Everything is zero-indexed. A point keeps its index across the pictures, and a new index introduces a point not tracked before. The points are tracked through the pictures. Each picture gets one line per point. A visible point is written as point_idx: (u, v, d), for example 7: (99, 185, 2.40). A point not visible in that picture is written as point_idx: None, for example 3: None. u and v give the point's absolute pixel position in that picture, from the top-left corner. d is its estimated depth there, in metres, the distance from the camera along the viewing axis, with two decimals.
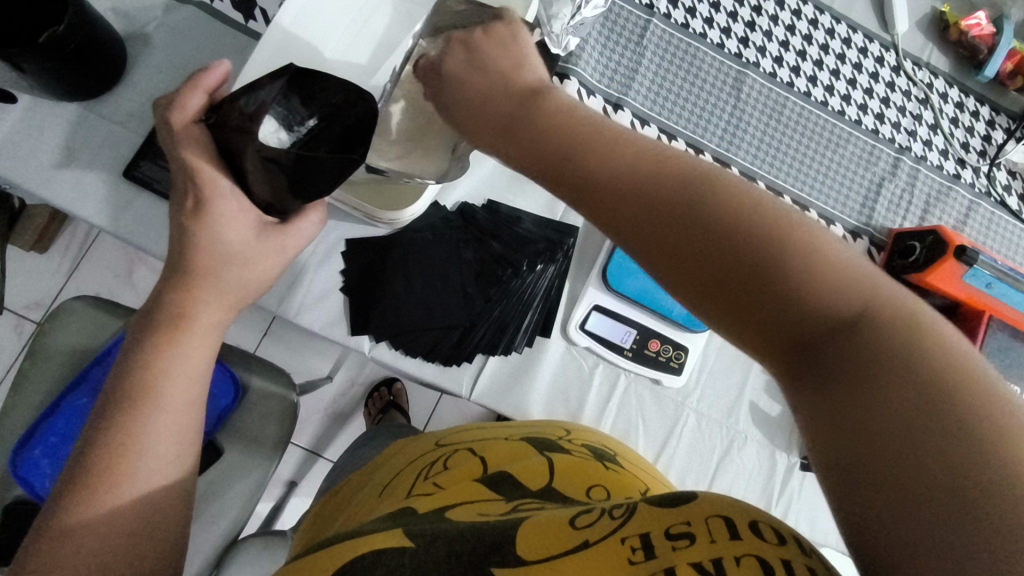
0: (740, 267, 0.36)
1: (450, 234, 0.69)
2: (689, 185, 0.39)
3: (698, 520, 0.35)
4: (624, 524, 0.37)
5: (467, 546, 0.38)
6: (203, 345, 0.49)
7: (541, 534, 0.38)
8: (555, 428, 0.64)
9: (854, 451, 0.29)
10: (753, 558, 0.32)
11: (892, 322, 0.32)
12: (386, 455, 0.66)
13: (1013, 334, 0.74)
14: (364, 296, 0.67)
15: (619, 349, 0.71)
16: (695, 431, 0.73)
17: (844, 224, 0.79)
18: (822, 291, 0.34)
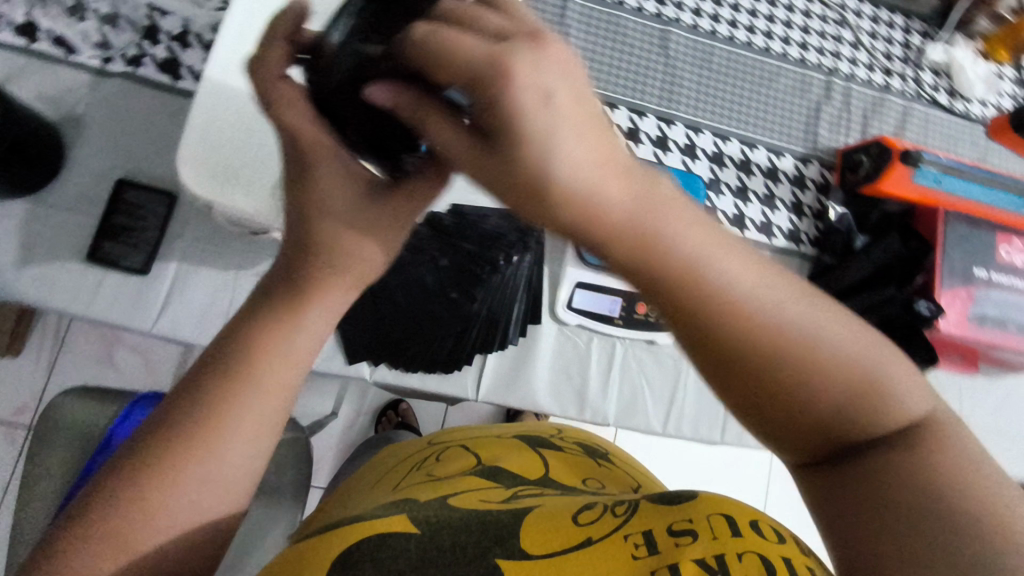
0: (792, 408, 0.34)
1: (422, 244, 0.69)
2: (759, 336, 0.34)
3: (700, 518, 0.38)
4: (627, 522, 0.40)
5: (473, 537, 0.40)
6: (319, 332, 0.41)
7: (545, 528, 0.40)
8: (548, 429, 0.66)
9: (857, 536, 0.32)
10: (753, 553, 0.35)
11: (916, 456, 0.33)
12: (385, 454, 0.68)
13: (969, 222, 0.77)
14: (353, 324, 0.68)
15: (609, 319, 0.73)
16: (699, 380, 0.75)
17: (793, 153, 0.83)
18: (874, 424, 0.34)
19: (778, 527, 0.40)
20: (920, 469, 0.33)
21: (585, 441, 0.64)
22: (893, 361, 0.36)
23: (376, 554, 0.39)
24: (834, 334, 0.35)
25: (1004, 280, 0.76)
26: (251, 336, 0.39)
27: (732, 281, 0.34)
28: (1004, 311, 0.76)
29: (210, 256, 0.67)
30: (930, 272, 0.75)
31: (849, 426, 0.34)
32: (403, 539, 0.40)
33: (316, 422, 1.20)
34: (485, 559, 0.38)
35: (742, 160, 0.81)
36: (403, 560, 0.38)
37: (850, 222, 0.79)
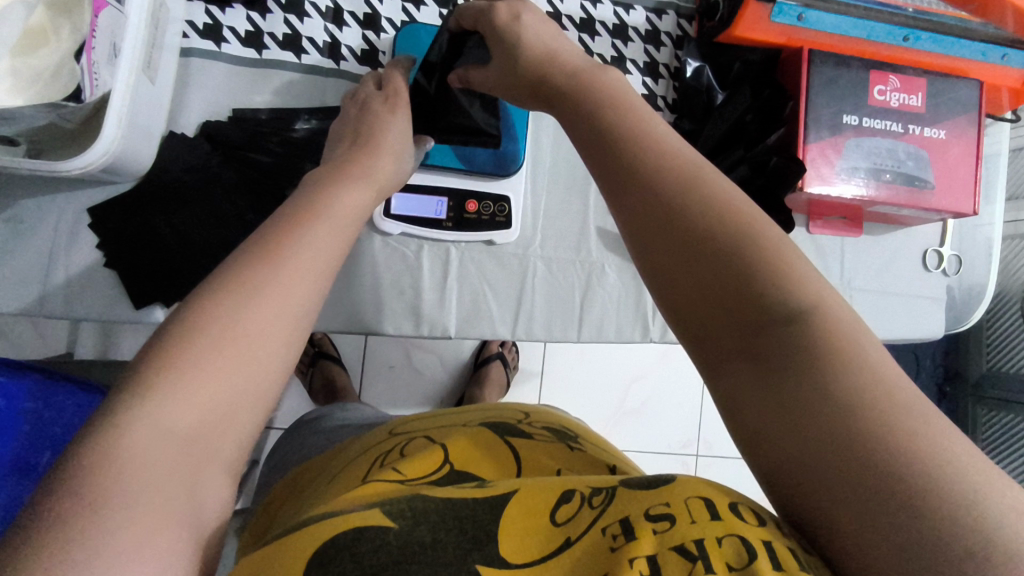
0: (683, 244, 0.32)
1: (204, 163, 0.61)
2: (650, 156, 0.35)
3: (676, 501, 0.30)
4: (603, 513, 0.31)
5: (452, 535, 0.30)
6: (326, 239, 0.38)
7: (529, 520, 0.32)
8: (513, 411, 0.56)
9: (762, 419, 0.28)
10: (736, 539, 0.27)
11: (809, 335, 0.28)
12: (331, 451, 0.54)
13: (839, 62, 0.66)
14: (130, 266, 0.59)
15: (436, 224, 0.65)
16: (548, 277, 0.68)
17: (644, 4, 0.71)
18: (767, 295, 0.29)
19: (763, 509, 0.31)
20: (816, 368, 0.27)
21: (556, 423, 0.54)
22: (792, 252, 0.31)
23: (352, 549, 0.29)
24: (720, 186, 0.33)
25: (878, 126, 0.67)
26: (271, 238, 0.36)
27: (609, 106, 0.38)
28: (879, 161, 0.68)
29: None
30: (793, 124, 0.66)
31: (729, 280, 0.30)
32: (380, 530, 0.30)
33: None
34: (464, 563, 0.29)
35: (583, 19, 0.70)
36: (382, 555, 0.29)
37: (709, 77, 0.70)
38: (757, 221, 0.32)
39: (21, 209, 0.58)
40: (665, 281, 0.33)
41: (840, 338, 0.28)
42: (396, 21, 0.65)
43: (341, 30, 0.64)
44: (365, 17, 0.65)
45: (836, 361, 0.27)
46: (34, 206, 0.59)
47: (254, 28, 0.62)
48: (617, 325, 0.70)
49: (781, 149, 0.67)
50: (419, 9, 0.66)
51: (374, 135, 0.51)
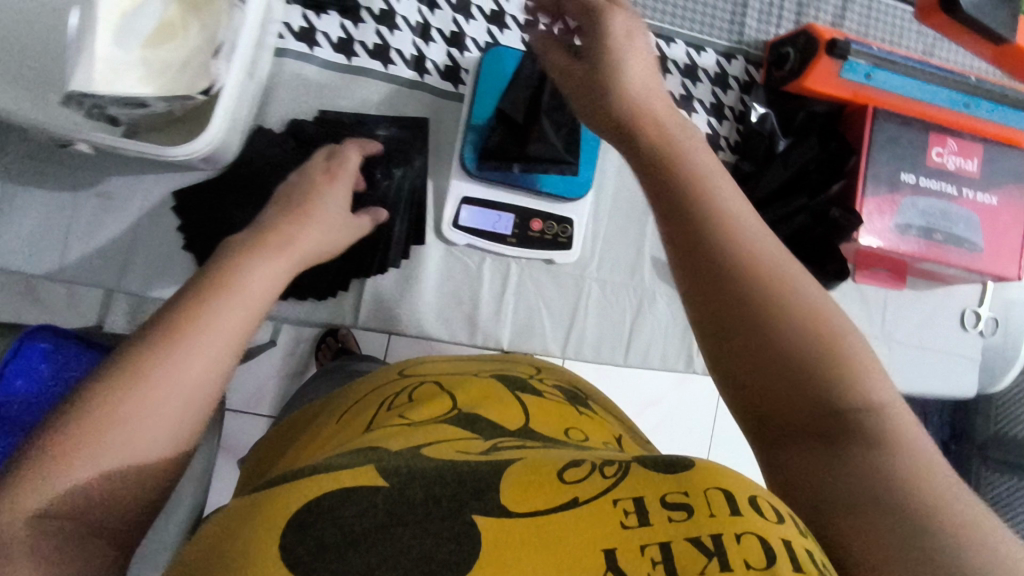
0: (753, 325, 0.33)
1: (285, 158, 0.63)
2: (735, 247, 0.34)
3: (697, 492, 0.29)
4: (617, 484, 0.30)
5: (446, 490, 0.30)
6: (278, 275, 0.43)
7: (526, 482, 0.30)
8: (524, 365, 0.61)
9: (819, 491, 0.30)
10: (755, 536, 0.26)
11: (885, 436, 0.30)
12: (351, 388, 0.60)
13: (901, 122, 0.70)
14: (208, 249, 0.61)
15: (501, 238, 0.67)
16: (601, 300, 0.70)
17: (715, 47, 0.74)
18: (847, 394, 0.31)
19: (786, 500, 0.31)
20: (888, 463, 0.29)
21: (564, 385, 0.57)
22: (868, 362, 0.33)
23: (335, 512, 0.29)
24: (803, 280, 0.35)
25: (933, 186, 0.70)
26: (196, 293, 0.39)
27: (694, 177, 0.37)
28: (932, 220, 0.70)
29: (44, 173, 0.59)
30: (853, 177, 0.68)
31: (809, 371, 0.32)
32: (370, 490, 0.30)
33: (254, 344, 1.01)
34: (460, 516, 0.29)
35: (657, 57, 0.73)
36: (369, 519, 0.28)
37: (773, 123, 0.72)
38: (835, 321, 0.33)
39: (112, 184, 0.61)
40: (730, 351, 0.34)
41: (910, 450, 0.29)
42: (480, 41, 0.68)
43: (427, 45, 0.67)
44: (452, 35, 0.67)
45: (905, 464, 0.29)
46: (124, 184, 0.61)
47: (346, 36, 0.65)
48: (663, 353, 0.72)
49: (839, 200, 0.70)
50: (503, 32, 0.69)
51: (307, 204, 0.51)
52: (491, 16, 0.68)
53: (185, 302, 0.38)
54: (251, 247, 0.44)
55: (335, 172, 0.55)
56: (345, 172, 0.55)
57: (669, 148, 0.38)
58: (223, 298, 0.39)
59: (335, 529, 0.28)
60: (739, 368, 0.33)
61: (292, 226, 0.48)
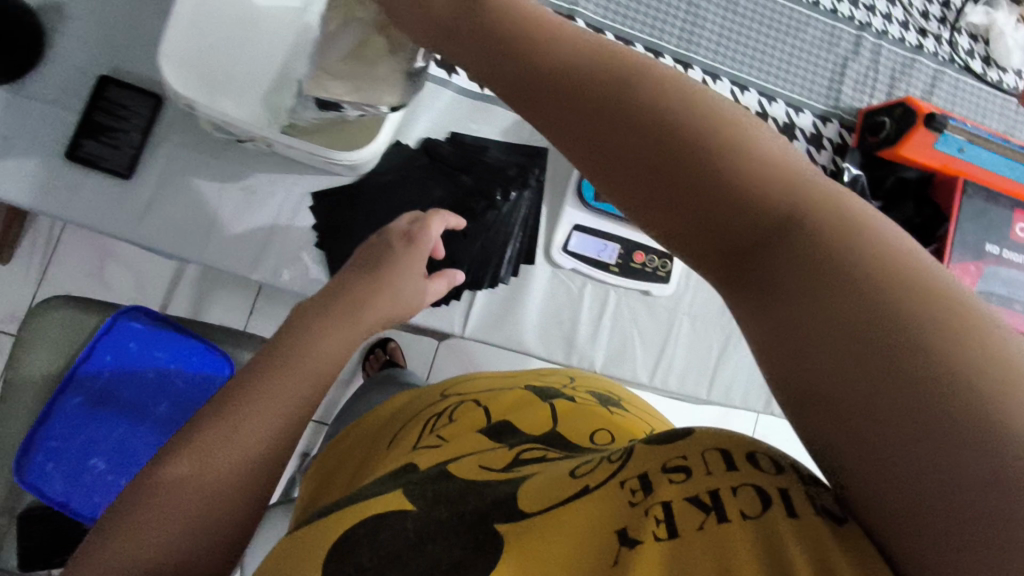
0: (720, 198, 0.29)
1: (417, 173, 0.68)
2: (669, 117, 0.30)
3: (695, 451, 0.33)
4: (623, 466, 0.35)
5: (473, 505, 0.37)
6: (340, 334, 0.48)
7: (538, 487, 0.37)
8: (559, 377, 0.66)
9: (804, 364, 0.25)
10: (750, 487, 0.30)
11: (880, 282, 0.24)
12: (397, 400, 0.65)
13: (989, 196, 0.74)
14: (337, 249, 0.66)
15: (605, 266, 0.70)
16: (692, 334, 0.73)
17: (813, 109, 0.79)
18: (833, 252, 0.26)
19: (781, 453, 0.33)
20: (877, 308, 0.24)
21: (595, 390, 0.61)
22: (871, 223, 0.27)
23: (375, 532, 0.37)
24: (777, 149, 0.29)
25: (1016, 259, 0.74)
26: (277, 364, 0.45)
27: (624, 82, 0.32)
28: (1013, 290, 0.73)
29: (199, 163, 0.64)
30: (942, 243, 0.73)
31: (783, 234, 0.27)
32: (401, 516, 0.37)
33: None
34: (483, 524, 0.36)
35: (758, 113, 0.78)
36: (399, 539, 0.36)
37: (864, 184, 0.75)
38: (807, 186, 0.28)
39: (256, 180, 0.65)
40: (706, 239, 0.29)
41: (917, 301, 0.24)
42: None
43: None
44: None
45: (905, 309, 0.23)
46: (268, 180, 0.65)
47: None
48: (744, 392, 0.74)
49: None
50: None
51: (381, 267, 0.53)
52: None
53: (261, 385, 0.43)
54: (326, 312, 0.49)
55: (414, 238, 0.56)
56: (426, 235, 0.56)
57: (555, 65, 0.35)
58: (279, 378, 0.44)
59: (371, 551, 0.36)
60: (684, 207, 0.29)
61: (365, 290, 0.52)
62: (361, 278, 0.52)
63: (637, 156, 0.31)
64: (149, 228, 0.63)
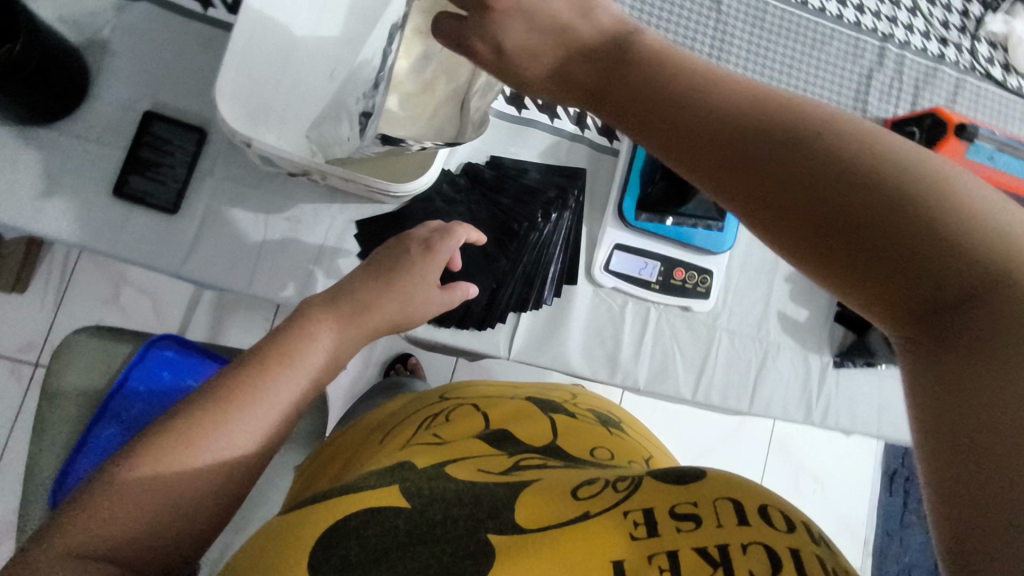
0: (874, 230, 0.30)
1: (458, 197, 0.68)
2: (825, 151, 0.31)
3: (705, 503, 0.36)
4: (626, 499, 0.38)
5: (463, 511, 0.39)
6: (347, 342, 0.50)
7: (541, 502, 0.39)
8: (563, 393, 0.69)
9: (947, 394, 0.27)
10: (758, 545, 0.33)
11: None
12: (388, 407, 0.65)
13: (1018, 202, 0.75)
14: None
15: (646, 284, 0.71)
16: (730, 349, 0.74)
17: None
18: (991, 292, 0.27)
19: (791, 510, 0.37)
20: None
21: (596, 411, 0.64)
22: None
23: (362, 529, 0.37)
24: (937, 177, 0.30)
25: None
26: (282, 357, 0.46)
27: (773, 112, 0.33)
28: None
29: (243, 195, 0.64)
30: None
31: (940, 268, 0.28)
32: (395, 511, 0.38)
33: None
34: (477, 533, 0.37)
35: None
36: (397, 534, 0.37)
37: None
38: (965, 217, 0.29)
39: (301, 211, 0.65)
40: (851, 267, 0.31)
41: None
42: None
43: None
44: None
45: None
46: (311, 210, 0.66)
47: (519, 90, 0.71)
48: (783, 404, 0.75)
49: None
50: None
51: (396, 274, 0.54)
52: None
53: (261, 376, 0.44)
54: (333, 312, 0.50)
55: (434, 247, 0.56)
56: (445, 243, 0.56)
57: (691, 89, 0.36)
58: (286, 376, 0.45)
59: (360, 546, 0.36)
60: (865, 262, 0.30)
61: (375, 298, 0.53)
62: (378, 284, 0.53)
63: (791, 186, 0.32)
64: (195, 263, 0.62)
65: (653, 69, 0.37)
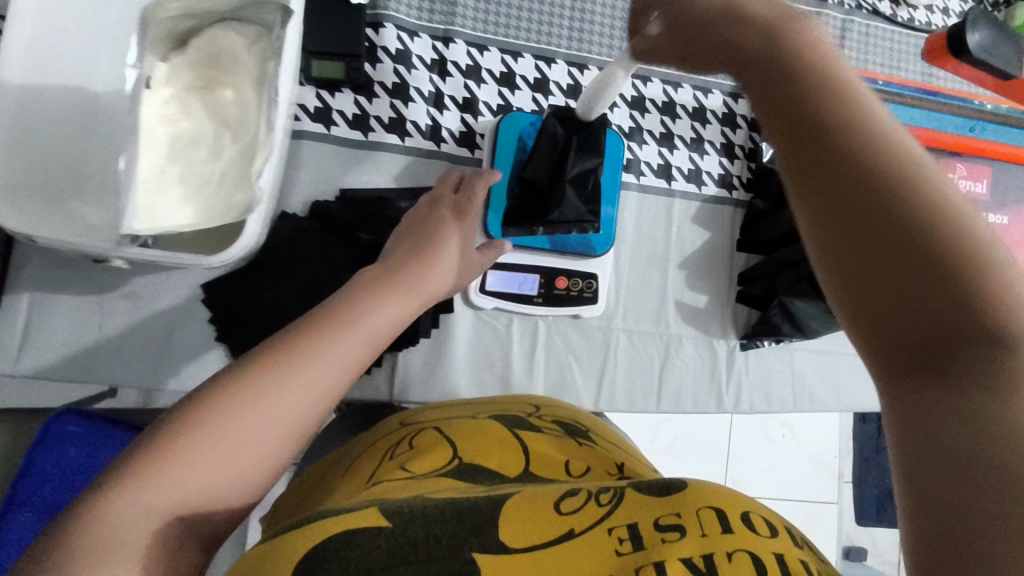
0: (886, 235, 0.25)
1: (310, 241, 0.63)
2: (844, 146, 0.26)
3: (688, 512, 0.32)
4: (612, 512, 0.33)
5: (447, 526, 0.31)
6: (402, 312, 0.42)
7: (523, 513, 0.33)
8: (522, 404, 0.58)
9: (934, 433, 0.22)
10: (744, 552, 0.29)
11: None
12: (345, 444, 0.56)
13: None
14: (239, 338, 0.61)
15: (528, 300, 0.67)
16: (629, 348, 0.71)
17: (722, 88, 0.75)
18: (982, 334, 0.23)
19: (767, 512, 0.34)
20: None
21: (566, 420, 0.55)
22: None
23: (342, 551, 0.29)
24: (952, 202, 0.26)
25: None
26: (333, 314, 0.39)
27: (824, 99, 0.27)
28: None
29: (70, 279, 0.59)
30: None
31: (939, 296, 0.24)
32: (373, 532, 0.30)
33: None
34: (459, 553, 0.30)
35: (666, 102, 0.73)
36: (374, 558, 0.29)
37: None
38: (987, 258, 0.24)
39: (138, 285, 0.61)
40: (840, 284, 0.26)
41: None
42: (493, 104, 0.68)
43: (441, 113, 0.67)
44: (466, 101, 0.68)
45: None
46: (149, 283, 0.61)
47: (361, 112, 0.65)
48: (693, 396, 0.72)
49: None
50: (513, 93, 0.69)
51: (429, 236, 0.52)
52: (502, 78, 0.69)
53: (296, 336, 0.36)
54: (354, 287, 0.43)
55: (464, 213, 0.56)
56: (474, 213, 0.56)
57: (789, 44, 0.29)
58: (351, 330, 0.38)
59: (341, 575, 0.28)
60: (856, 277, 0.25)
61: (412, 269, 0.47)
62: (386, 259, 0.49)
63: (827, 183, 0.26)
64: (30, 358, 0.58)
65: (753, 9, 0.31)
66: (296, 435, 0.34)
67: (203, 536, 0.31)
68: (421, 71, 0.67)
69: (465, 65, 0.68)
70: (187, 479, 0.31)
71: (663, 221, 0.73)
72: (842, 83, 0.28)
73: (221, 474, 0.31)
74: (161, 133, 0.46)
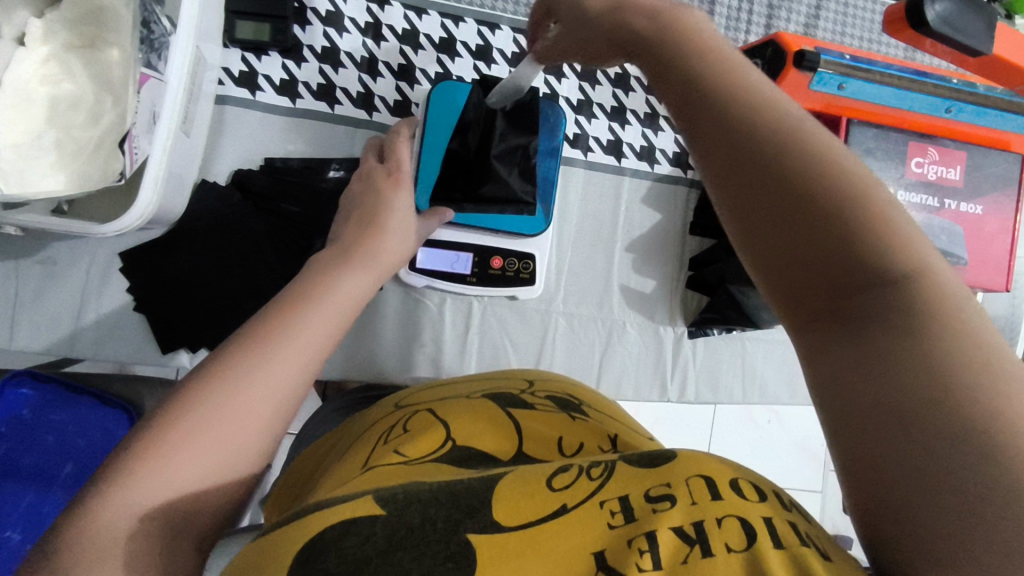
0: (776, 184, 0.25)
1: (232, 211, 0.61)
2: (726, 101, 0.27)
3: (679, 481, 0.27)
4: (604, 487, 0.28)
5: (442, 508, 0.26)
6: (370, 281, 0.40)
7: (519, 495, 0.27)
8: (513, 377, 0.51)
9: (857, 390, 0.22)
10: (735, 517, 0.25)
11: (925, 309, 0.22)
12: (341, 429, 0.49)
13: (878, 132, 0.66)
14: (156, 308, 0.60)
15: (461, 279, 0.64)
16: (568, 332, 0.69)
17: None
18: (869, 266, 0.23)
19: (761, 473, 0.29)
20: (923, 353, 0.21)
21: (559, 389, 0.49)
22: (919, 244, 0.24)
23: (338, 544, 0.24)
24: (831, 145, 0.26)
25: (913, 199, 0.67)
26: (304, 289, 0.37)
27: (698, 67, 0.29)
28: None
29: None
30: None
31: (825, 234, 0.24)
32: (369, 520, 0.25)
33: None
34: (455, 535, 0.25)
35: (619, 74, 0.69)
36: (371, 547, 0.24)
37: None
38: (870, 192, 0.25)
39: (54, 251, 0.59)
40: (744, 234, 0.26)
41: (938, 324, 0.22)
42: (431, 72, 0.65)
43: (375, 80, 0.64)
44: (402, 68, 0.65)
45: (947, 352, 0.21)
46: (66, 249, 0.60)
47: (289, 77, 0.63)
48: (635, 385, 0.70)
49: None
50: (454, 60, 0.66)
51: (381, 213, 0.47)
52: (441, 44, 0.65)
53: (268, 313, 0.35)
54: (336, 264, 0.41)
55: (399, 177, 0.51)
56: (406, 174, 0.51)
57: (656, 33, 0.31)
58: (322, 304, 0.36)
59: None
60: (756, 228, 0.26)
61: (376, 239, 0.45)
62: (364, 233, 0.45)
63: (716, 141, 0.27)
64: None
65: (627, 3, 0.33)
66: (295, 395, 0.33)
67: (198, 529, 0.29)
68: (354, 35, 0.64)
69: (401, 29, 0.65)
70: (173, 481, 0.28)
71: (610, 201, 0.70)
72: (712, 57, 0.29)
73: (208, 467, 0.29)
74: (42, 94, 0.44)
